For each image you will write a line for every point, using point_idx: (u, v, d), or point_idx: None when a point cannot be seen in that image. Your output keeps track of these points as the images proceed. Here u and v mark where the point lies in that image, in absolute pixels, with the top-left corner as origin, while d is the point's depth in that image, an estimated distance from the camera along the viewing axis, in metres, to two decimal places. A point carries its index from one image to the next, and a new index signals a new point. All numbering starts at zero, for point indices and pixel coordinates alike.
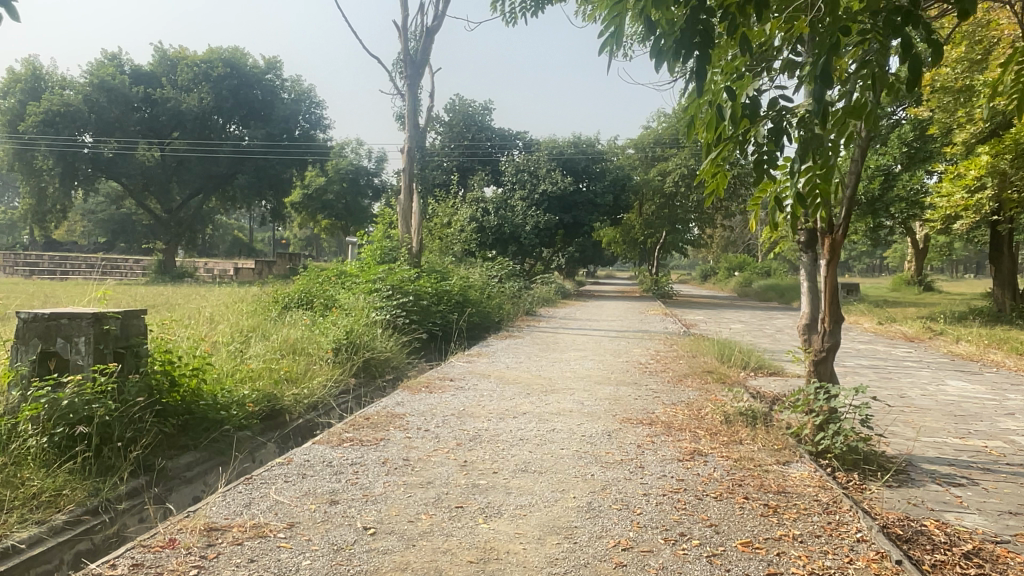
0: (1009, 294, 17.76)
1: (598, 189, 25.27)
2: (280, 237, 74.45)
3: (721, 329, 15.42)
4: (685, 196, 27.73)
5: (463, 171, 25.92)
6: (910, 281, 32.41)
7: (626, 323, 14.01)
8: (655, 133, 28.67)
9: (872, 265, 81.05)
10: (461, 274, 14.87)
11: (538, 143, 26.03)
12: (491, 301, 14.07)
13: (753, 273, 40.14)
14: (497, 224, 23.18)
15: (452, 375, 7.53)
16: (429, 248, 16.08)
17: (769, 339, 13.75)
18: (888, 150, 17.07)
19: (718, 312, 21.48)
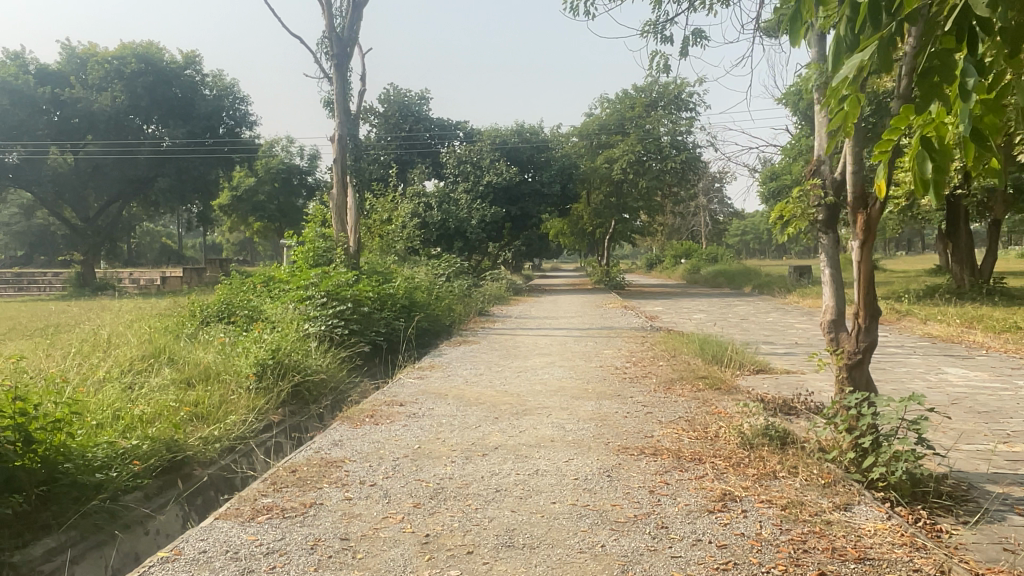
0: (967, 271, 17.48)
1: (544, 179, 24.25)
2: (211, 242, 71.17)
3: (686, 320, 14.56)
4: (633, 184, 26.91)
5: (402, 164, 24.55)
6: None
7: (588, 320, 12.95)
8: (599, 118, 27.77)
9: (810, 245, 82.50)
10: (406, 275, 13.59)
11: (480, 132, 24.79)
12: (440, 303, 12.84)
13: (701, 259, 39.79)
14: (440, 219, 21.87)
15: (402, 397, 6.31)
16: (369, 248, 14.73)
17: (738, 330, 12.92)
18: None
19: (674, 302, 20.73)
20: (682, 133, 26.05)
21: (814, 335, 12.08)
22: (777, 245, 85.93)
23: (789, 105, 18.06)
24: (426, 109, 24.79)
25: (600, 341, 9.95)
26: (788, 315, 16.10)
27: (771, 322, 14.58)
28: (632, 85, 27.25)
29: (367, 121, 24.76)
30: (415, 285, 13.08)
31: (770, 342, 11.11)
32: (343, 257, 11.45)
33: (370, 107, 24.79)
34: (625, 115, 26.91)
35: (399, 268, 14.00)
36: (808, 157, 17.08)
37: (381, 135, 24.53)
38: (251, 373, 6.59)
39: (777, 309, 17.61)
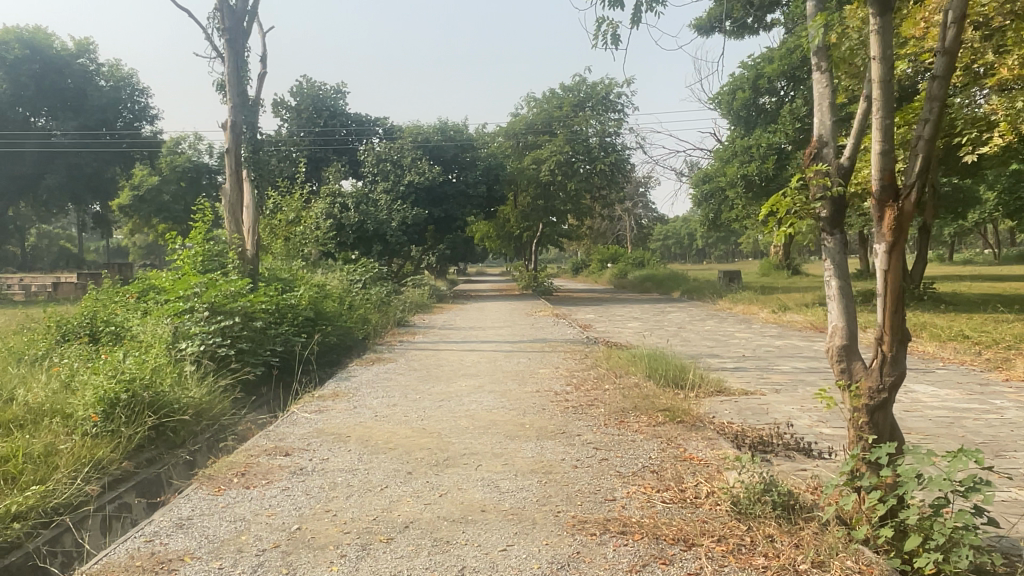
0: (898, 277, 17.28)
1: (469, 179, 23.06)
2: (114, 246, 66.58)
3: (620, 329, 13.61)
4: (561, 185, 25.96)
5: (316, 161, 22.90)
6: (779, 265, 32.68)
7: (518, 331, 11.80)
8: (526, 118, 26.68)
9: (730, 249, 84.18)
10: (314, 281, 12.12)
11: (400, 129, 23.36)
12: (351, 314, 11.44)
13: (627, 263, 39.43)
14: (358, 221, 20.33)
15: (293, 442, 4.96)
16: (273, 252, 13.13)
17: (678, 340, 12.02)
18: (780, 127, 15.51)
19: (605, 308, 19.87)
20: (611, 134, 25.28)
21: (759, 346, 11.29)
22: (698, 250, 87.41)
23: (722, 105, 17.45)
24: (342, 103, 23.18)
25: (533, 358, 8.78)
26: (724, 323, 15.40)
27: (710, 331, 13.79)
28: (559, 84, 26.32)
29: (277, 115, 22.95)
30: (323, 293, 11.62)
31: (716, 354, 10.20)
32: (237, 263, 9.92)
33: (281, 100, 22.99)
34: (553, 115, 25.94)
35: (305, 273, 12.45)
36: (742, 157, 16.35)
37: (294, 131, 22.78)
38: (92, 414, 5.08)
39: (711, 316, 16.94)
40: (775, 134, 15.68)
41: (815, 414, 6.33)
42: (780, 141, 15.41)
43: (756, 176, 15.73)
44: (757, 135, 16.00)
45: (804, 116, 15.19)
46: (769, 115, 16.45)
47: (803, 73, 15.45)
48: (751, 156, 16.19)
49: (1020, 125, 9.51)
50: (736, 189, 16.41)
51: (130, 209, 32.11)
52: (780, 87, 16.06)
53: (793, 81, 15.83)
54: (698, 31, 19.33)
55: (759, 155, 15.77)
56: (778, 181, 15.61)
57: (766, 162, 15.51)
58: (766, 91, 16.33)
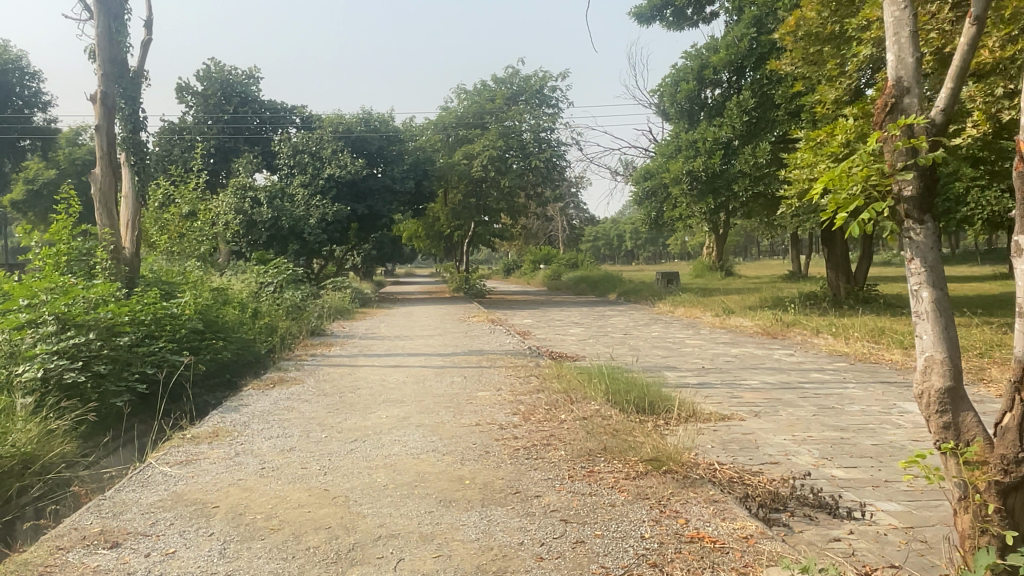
0: (842, 278, 16.81)
1: (396, 173, 21.48)
2: (10, 246, 61.37)
3: (561, 336, 12.44)
4: (493, 182, 24.69)
5: (225, 153, 20.93)
6: (712, 267, 32.36)
7: (450, 341, 10.45)
8: (456, 111, 25.20)
9: (658, 250, 84.91)
10: (210, 285, 10.42)
11: (319, 118, 21.57)
12: (253, 324, 9.78)
13: (560, 264, 38.49)
14: (272, 217, 18.51)
15: (133, 520, 3.47)
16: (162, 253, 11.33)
17: (627, 350, 10.88)
18: (726, 121, 14.58)
19: (541, 312, 18.73)
20: (546, 130, 24.15)
21: (715, 356, 10.25)
22: (627, 251, 87.76)
23: (665, 98, 16.50)
24: (256, 90, 21.26)
25: (468, 376, 7.42)
26: (669, 328, 14.45)
27: (657, 337, 12.76)
28: (491, 76, 25.04)
29: (182, 102, 20.83)
30: (219, 300, 9.94)
31: (673, 367, 9.09)
32: (109, 267, 8.17)
33: (185, 85, 20.89)
34: (484, 108, 24.59)
35: (198, 274, 10.71)
36: (686, 152, 15.38)
37: (200, 118, 20.71)
38: None
39: (654, 321, 15.97)
40: (721, 127, 14.79)
41: (815, 449, 5.22)
42: (726, 135, 14.54)
43: (702, 172, 14.72)
44: (702, 129, 15.07)
45: (752, 109, 14.34)
46: (713, 109, 15.57)
47: (750, 64, 14.60)
48: (695, 150, 15.24)
49: (996, 115, 8.76)
50: (680, 186, 15.39)
51: (19, 205, 29.10)
52: (725, 78, 15.21)
53: (739, 73, 14.98)
54: (637, 20, 18.35)
55: (705, 149, 14.81)
56: (724, 177, 14.64)
57: (713, 158, 14.56)
58: (710, 83, 15.45)
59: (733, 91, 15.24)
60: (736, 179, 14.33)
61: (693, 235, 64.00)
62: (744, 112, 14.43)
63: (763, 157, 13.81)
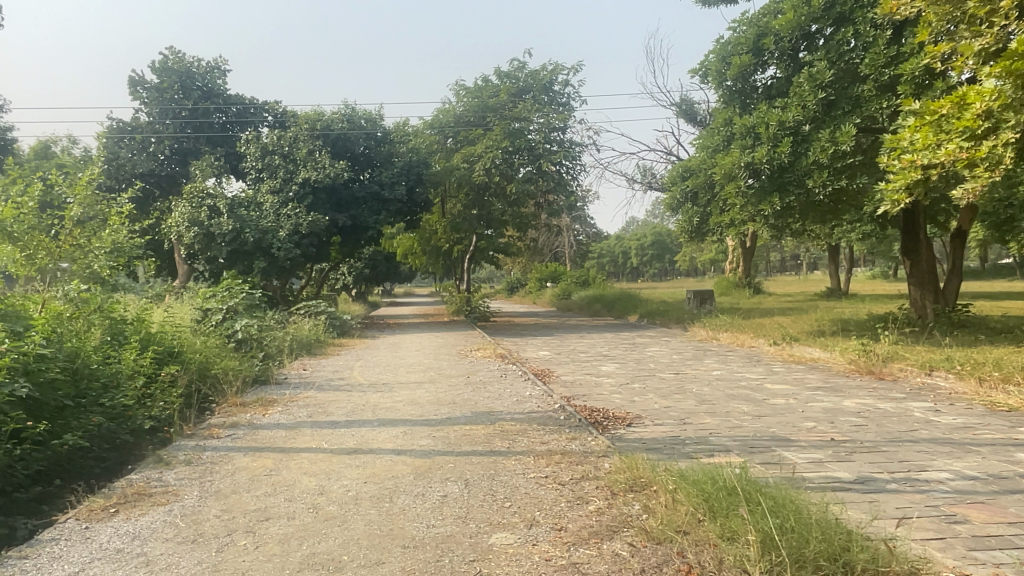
0: (928, 296, 13.70)
1: (384, 178, 18.35)
2: None
3: (597, 381, 9.22)
4: (498, 189, 21.66)
5: (184, 155, 17.83)
6: (738, 284, 29.24)
7: (445, 395, 7.27)
8: (454, 109, 22.09)
9: (665, 267, 81.65)
10: (86, 314, 7.27)
11: (295, 115, 18.49)
12: (142, 367, 6.61)
13: (570, 282, 35.33)
14: (233, 230, 15.36)
15: None
16: (38, 216, 8.12)
17: (697, 404, 7.67)
18: (797, 99, 11.54)
19: (558, 340, 15.54)
20: (557, 129, 20.98)
21: (831, 416, 7.04)
22: (632, 268, 84.54)
23: (711, 77, 13.43)
24: (221, 83, 18.17)
25: (474, 484, 4.22)
26: (729, 363, 11.30)
27: (723, 378, 9.60)
28: (494, 70, 21.93)
29: (134, 97, 17.68)
30: (97, 342, 6.78)
31: (787, 441, 5.91)
32: None
33: (139, 77, 17.73)
34: (486, 104, 21.41)
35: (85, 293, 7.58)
36: (742, 141, 12.25)
37: (154, 115, 17.56)
38: None
39: (704, 352, 12.79)
40: (788, 108, 11.75)
41: None
42: (795, 117, 11.46)
43: (765, 164, 11.49)
44: (762, 111, 11.96)
45: (829, 84, 11.45)
46: (775, 88, 12.58)
47: (827, 26, 11.59)
48: (755, 139, 12.11)
49: None
50: (735, 183, 12.22)
51: None
52: (794, 47, 12.12)
53: (810, 42, 11.99)
54: None
55: (768, 136, 11.66)
56: (796, 171, 11.43)
57: (780, 146, 11.42)
58: (770, 54, 12.42)
59: (802, 65, 12.14)
60: (811, 173, 11.16)
61: (705, 251, 60.74)
62: (820, 86, 11.38)
63: (848, 143, 10.73)
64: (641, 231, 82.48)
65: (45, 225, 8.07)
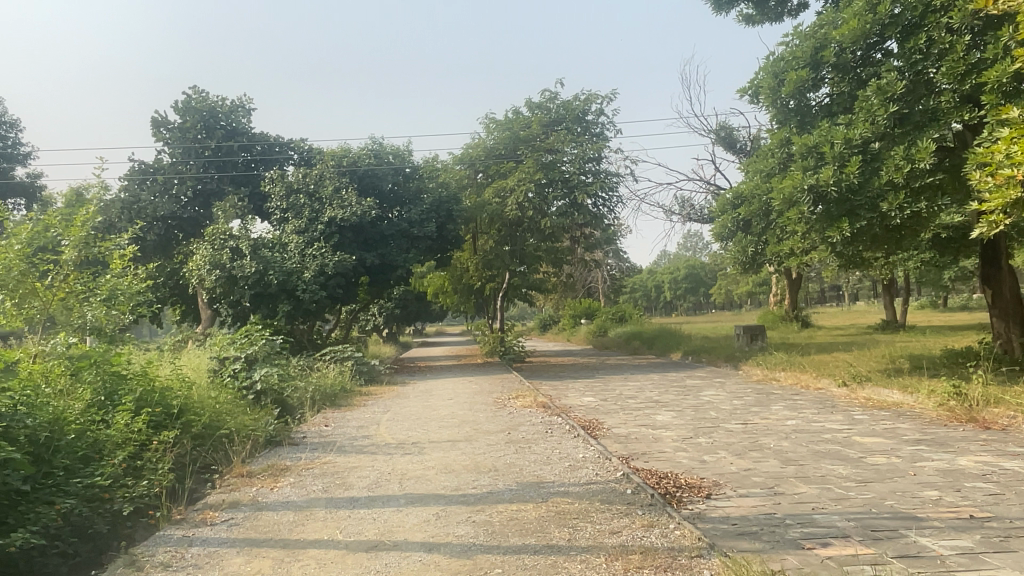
0: (1016, 329, 12.31)
1: (414, 215, 17.55)
2: None
3: (656, 434, 8.09)
4: (532, 223, 20.77)
5: (207, 196, 17.22)
6: (784, 317, 27.80)
7: (486, 460, 6.19)
8: (485, 142, 21.34)
9: (701, 301, 79.92)
10: (69, 378, 6.34)
11: (321, 152, 17.86)
12: (130, 434, 5.64)
13: (606, 318, 34.14)
14: (256, 272, 14.61)
15: None
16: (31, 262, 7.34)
17: (782, 466, 6.51)
18: (864, 115, 10.49)
19: (600, 383, 14.40)
20: (592, 159, 20.05)
21: (951, 481, 5.84)
22: (667, 303, 82.90)
23: (763, 95, 12.45)
24: (245, 120, 17.63)
25: None
26: (800, 409, 10.07)
27: (800, 429, 8.40)
28: (525, 101, 21.17)
29: (157, 138, 17.21)
30: (80, 408, 5.82)
31: (916, 520, 4.73)
32: None
33: (162, 118, 17.27)
34: (518, 136, 20.63)
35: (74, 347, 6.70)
36: (803, 163, 11.18)
37: (178, 156, 17.06)
38: None
39: (767, 395, 11.56)
40: (854, 125, 10.69)
41: None
42: (863, 134, 10.39)
43: (831, 187, 10.40)
44: (825, 129, 10.91)
45: (900, 97, 10.39)
46: (836, 105, 11.57)
47: (896, 33, 10.57)
48: (818, 160, 11.05)
49: None
50: (797, 208, 11.11)
51: None
52: (856, 60, 11.11)
53: (876, 53, 10.97)
54: (712, 4, 15.37)
55: (833, 156, 10.58)
56: (866, 194, 10.31)
57: (849, 166, 10.33)
58: (830, 67, 11.42)
59: (866, 79, 11.10)
60: (885, 195, 10.04)
61: (742, 283, 59.12)
62: (890, 100, 10.33)
63: (927, 160, 9.63)
64: (675, 264, 81.00)
65: (36, 270, 7.17)
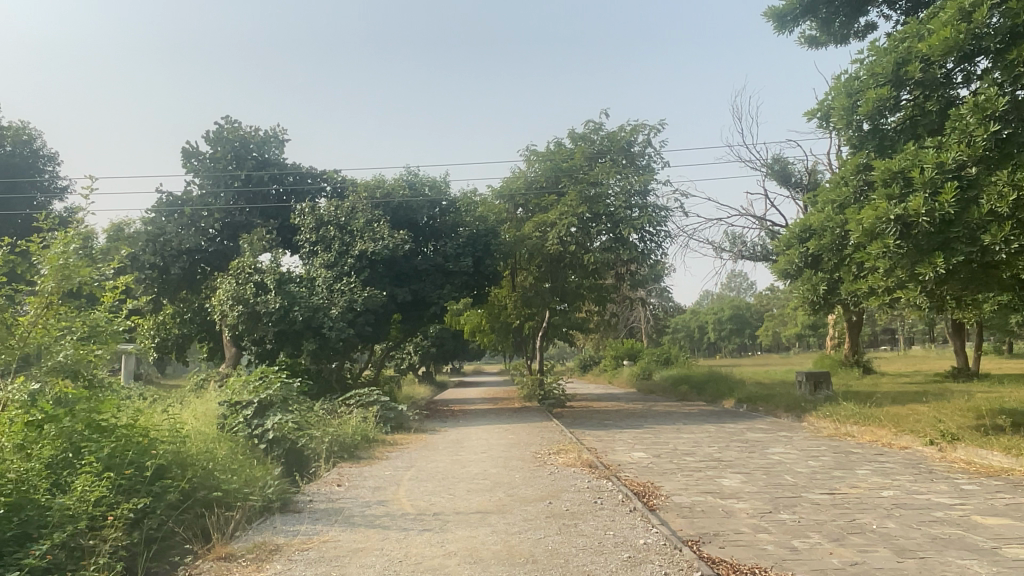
0: None
1: (449, 249, 16.55)
2: None
3: (727, 507, 6.74)
4: (574, 259, 19.63)
5: (236, 229, 16.50)
6: (844, 362, 25.97)
7: (523, 545, 4.93)
8: (527, 174, 20.38)
9: (746, 343, 77.38)
10: (19, 434, 5.25)
11: (354, 184, 17.06)
12: (84, 504, 4.53)
13: (651, 360, 32.62)
14: (281, 308, 13.71)
15: None
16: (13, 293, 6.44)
17: (898, 560, 5.12)
18: (959, 135, 9.20)
19: (650, 435, 13.04)
20: (639, 192, 18.91)
21: None
22: (711, 344, 80.50)
23: (836, 117, 11.24)
24: (277, 151, 16.99)
25: None
26: (892, 475, 8.59)
27: (901, 504, 6.97)
28: (569, 132, 20.21)
29: (187, 168, 16.62)
30: (21, 470, 4.73)
31: None
32: None
33: (192, 147, 16.71)
34: (561, 168, 19.64)
35: (36, 386, 5.66)
36: (887, 190, 9.88)
37: (207, 188, 16.42)
38: None
39: (846, 455, 10.07)
40: (946, 148, 9.40)
41: None
42: (958, 156, 9.07)
43: (923, 218, 9.06)
44: (912, 152, 9.63)
45: (1002, 114, 9.08)
46: (921, 126, 10.29)
47: (994, 45, 9.31)
48: (904, 187, 9.74)
49: None
50: (878, 241, 9.77)
51: None
52: (943, 75, 9.88)
53: (969, 67, 9.71)
54: (774, 24, 14.27)
55: (923, 182, 9.25)
56: (963, 225, 8.95)
57: (943, 192, 9.00)
58: (915, 84, 10.18)
59: (959, 96, 9.82)
60: (988, 226, 8.66)
61: (792, 325, 56.81)
62: (990, 117, 9.03)
63: None
64: (719, 304, 78.83)
65: (14, 302, 6.25)
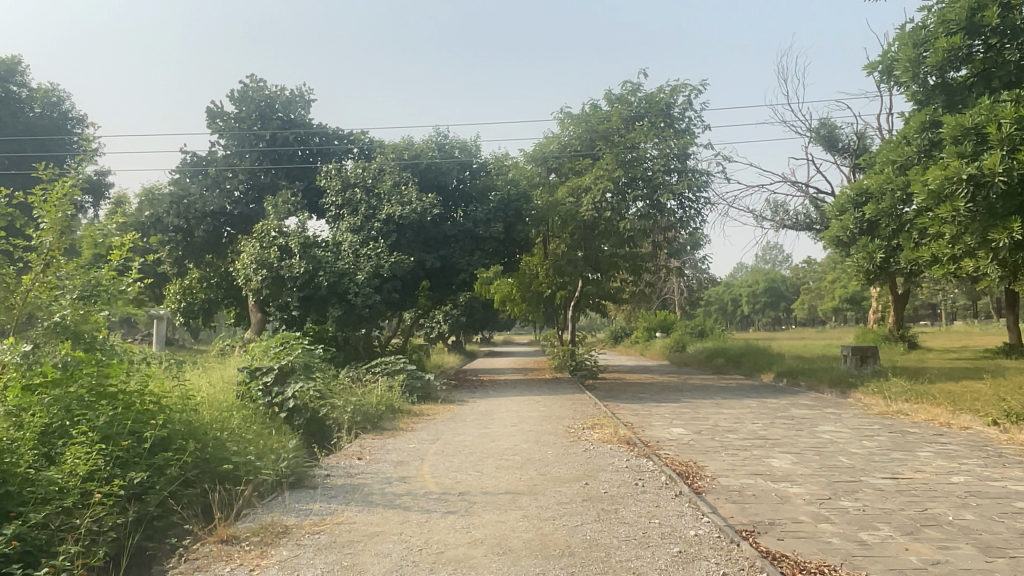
0: None
1: (479, 213, 15.95)
2: None
3: (780, 491, 6.13)
4: (609, 226, 18.90)
5: (261, 191, 16.07)
6: (887, 337, 24.95)
7: (557, 534, 4.38)
8: (560, 137, 19.61)
9: (781, 316, 75.89)
10: (13, 399, 4.85)
11: (382, 145, 16.49)
12: (72, 479, 4.10)
13: (685, 331, 31.87)
14: (306, 272, 13.28)
15: None
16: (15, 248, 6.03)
17: (986, 560, 4.48)
18: None
19: (688, 409, 12.43)
20: (678, 155, 18.05)
21: None
22: (744, 317, 79.13)
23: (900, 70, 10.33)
24: (303, 111, 16.48)
25: None
26: (958, 458, 7.87)
27: (975, 492, 6.28)
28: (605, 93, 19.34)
29: (212, 129, 16.19)
30: (4, 440, 4.29)
31: None
32: None
33: (217, 107, 16.26)
34: (596, 131, 18.84)
35: (31, 347, 5.24)
36: (957, 148, 9.01)
37: (232, 148, 16.03)
38: None
39: (902, 435, 9.36)
40: None
41: None
42: None
43: (1000, 178, 8.21)
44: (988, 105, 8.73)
45: None
46: (997, 78, 9.36)
47: None
48: (977, 144, 8.86)
49: None
50: (945, 203, 8.93)
51: None
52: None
53: None
54: None
55: (1000, 138, 8.38)
56: None
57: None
58: (991, 31, 9.24)
59: None
60: None
61: (829, 298, 55.39)
62: None
63: None
64: (754, 276, 77.28)
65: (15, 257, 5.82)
